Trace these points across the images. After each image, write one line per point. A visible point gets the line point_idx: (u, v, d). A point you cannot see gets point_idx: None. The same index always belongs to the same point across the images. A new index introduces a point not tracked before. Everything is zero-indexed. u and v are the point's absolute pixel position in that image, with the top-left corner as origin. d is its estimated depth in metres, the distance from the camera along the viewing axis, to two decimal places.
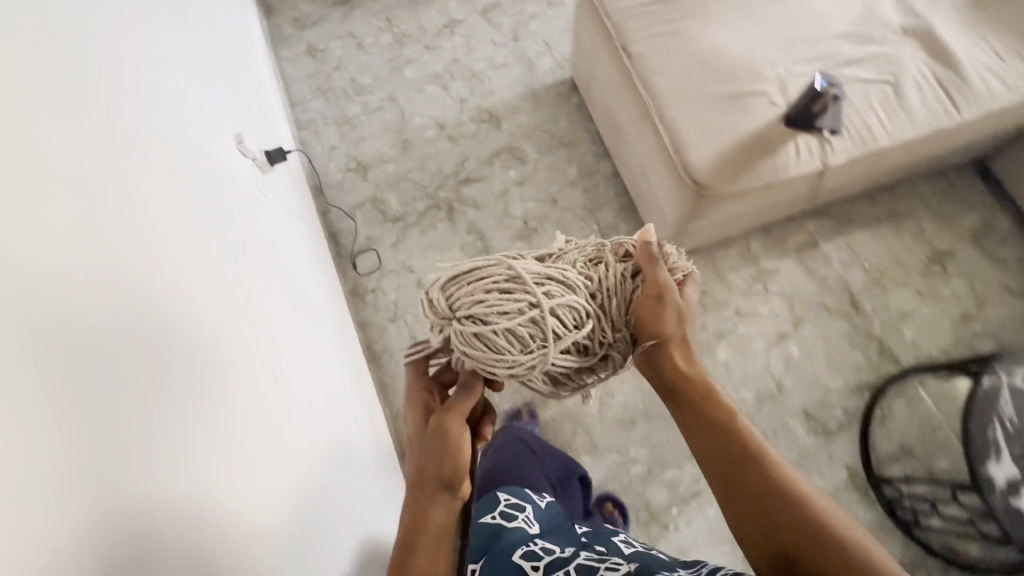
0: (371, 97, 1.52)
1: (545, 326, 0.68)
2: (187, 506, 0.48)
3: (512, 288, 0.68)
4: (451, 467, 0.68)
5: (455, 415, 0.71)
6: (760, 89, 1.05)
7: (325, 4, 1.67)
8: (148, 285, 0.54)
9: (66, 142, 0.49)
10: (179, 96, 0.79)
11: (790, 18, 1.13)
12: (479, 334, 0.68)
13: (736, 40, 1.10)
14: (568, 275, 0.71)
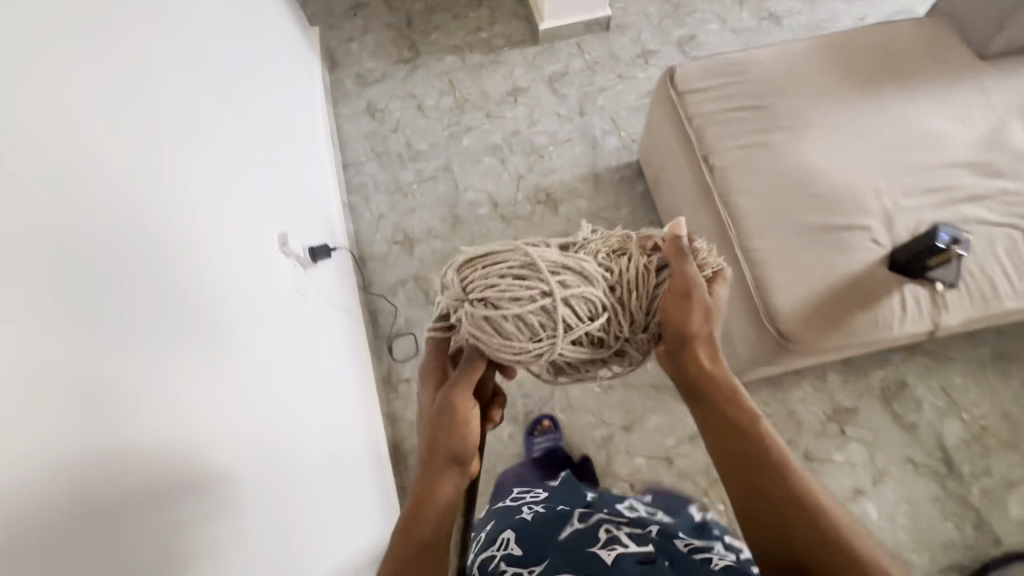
0: (426, 164, 1.47)
1: (557, 316, 0.63)
2: (178, 450, 0.51)
3: (526, 274, 0.63)
4: (461, 443, 0.64)
5: (466, 389, 0.66)
6: (864, 224, 0.92)
7: (390, 61, 1.64)
8: (158, 247, 0.57)
9: (102, 105, 0.53)
10: (219, 86, 0.84)
11: (900, 138, 1.00)
12: (489, 320, 0.63)
13: (836, 161, 0.98)
14: (586, 264, 0.66)
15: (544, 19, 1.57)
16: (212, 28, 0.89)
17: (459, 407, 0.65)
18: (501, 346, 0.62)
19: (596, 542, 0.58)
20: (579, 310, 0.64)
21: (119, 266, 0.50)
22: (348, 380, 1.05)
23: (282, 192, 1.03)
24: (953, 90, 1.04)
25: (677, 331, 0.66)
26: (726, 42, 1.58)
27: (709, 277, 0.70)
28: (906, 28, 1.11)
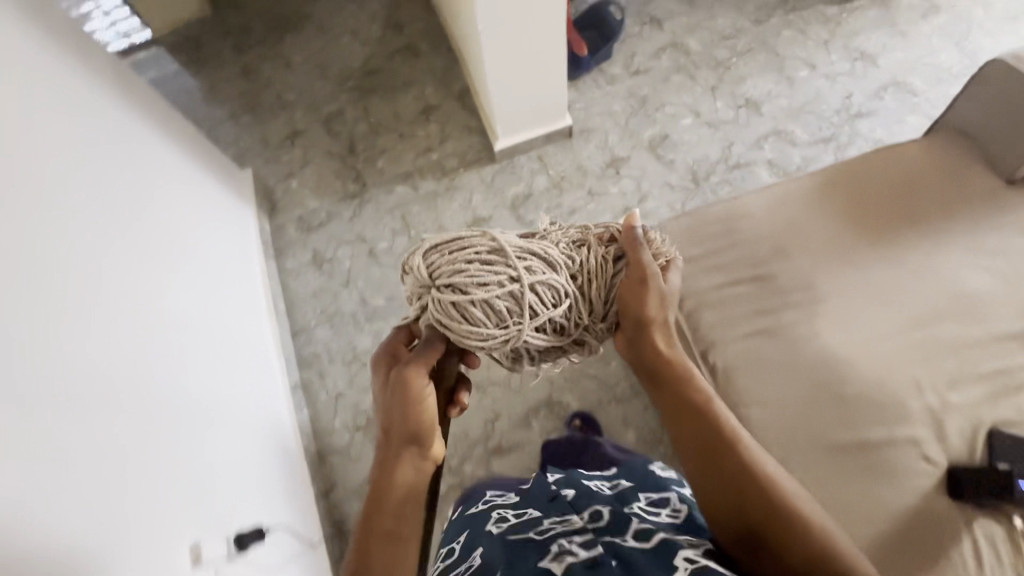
0: (384, 323, 1.31)
1: (522, 301, 0.70)
2: (60, 562, 0.55)
3: (493, 261, 0.70)
4: (415, 421, 0.69)
5: (415, 367, 0.70)
6: (913, 436, 0.75)
7: (334, 199, 1.48)
8: (67, 377, 0.66)
9: (14, 260, 0.66)
10: (138, 233, 0.97)
11: (934, 301, 0.83)
12: (457, 304, 0.69)
13: (864, 342, 0.81)
14: (551, 253, 0.73)
15: (498, 138, 1.42)
16: (139, 180, 1.04)
17: (408, 385, 0.69)
18: (471, 328, 0.68)
19: (547, 565, 0.58)
20: (545, 295, 0.72)
21: (24, 383, 0.59)
22: (288, 532, 0.99)
23: (216, 352, 1.05)
24: (981, 226, 0.88)
25: (637, 316, 0.72)
26: (703, 139, 1.42)
27: (661, 265, 0.78)
28: (915, 152, 0.95)
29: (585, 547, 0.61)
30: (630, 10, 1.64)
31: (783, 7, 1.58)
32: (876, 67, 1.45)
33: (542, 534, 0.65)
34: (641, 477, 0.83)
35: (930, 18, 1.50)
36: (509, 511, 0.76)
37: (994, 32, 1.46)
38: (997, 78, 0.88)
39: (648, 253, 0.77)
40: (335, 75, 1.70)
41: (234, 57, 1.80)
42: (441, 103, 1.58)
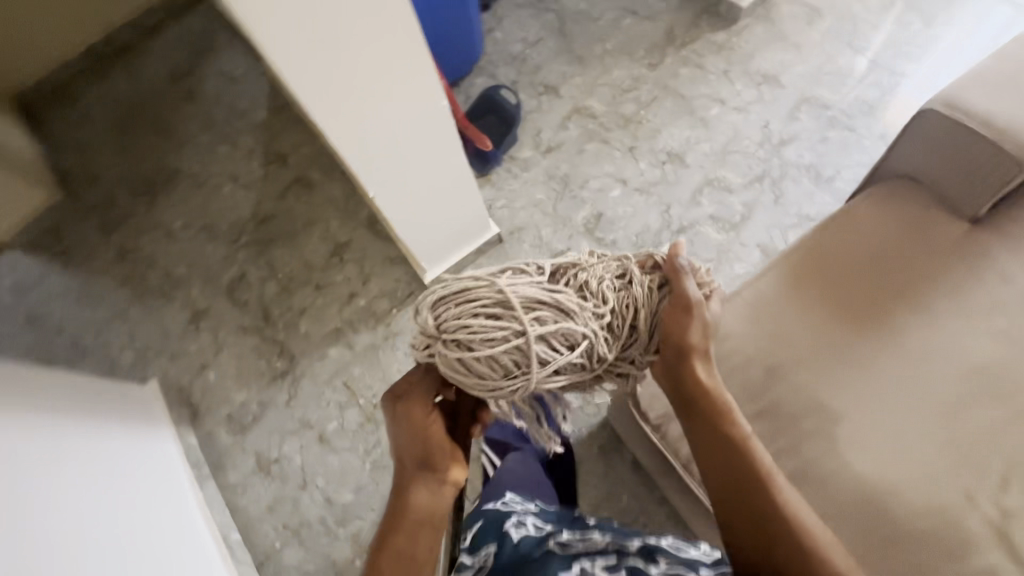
0: (361, 522, 1.14)
1: (530, 353, 0.67)
2: None
3: (500, 314, 0.68)
4: (424, 450, 0.73)
5: (416, 400, 0.73)
6: (991, 566, 0.68)
7: (263, 383, 1.29)
8: None
9: None
10: (50, 556, 0.75)
11: (952, 385, 0.76)
12: (462, 358, 0.68)
13: (899, 460, 0.73)
14: (566, 302, 0.70)
15: (424, 270, 1.29)
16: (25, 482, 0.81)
17: (411, 418, 0.73)
18: (473, 384, 0.67)
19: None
20: (556, 344, 0.68)
21: None
22: None
23: None
24: (965, 287, 0.82)
25: (675, 349, 0.72)
26: (639, 209, 1.33)
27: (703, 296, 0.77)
28: (871, 214, 0.88)
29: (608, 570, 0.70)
30: (522, 84, 1.55)
31: (673, 45, 1.53)
32: (783, 87, 1.41)
33: (563, 548, 0.74)
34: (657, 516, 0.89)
35: (815, 24, 1.48)
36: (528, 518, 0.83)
37: (878, 25, 1.45)
38: (933, 129, 0.82)
39: (692, 282, 0.74)
40: (226, 232, 1.50)
41: (104, 239, 1.56)
42: (351, 236, 1.42)
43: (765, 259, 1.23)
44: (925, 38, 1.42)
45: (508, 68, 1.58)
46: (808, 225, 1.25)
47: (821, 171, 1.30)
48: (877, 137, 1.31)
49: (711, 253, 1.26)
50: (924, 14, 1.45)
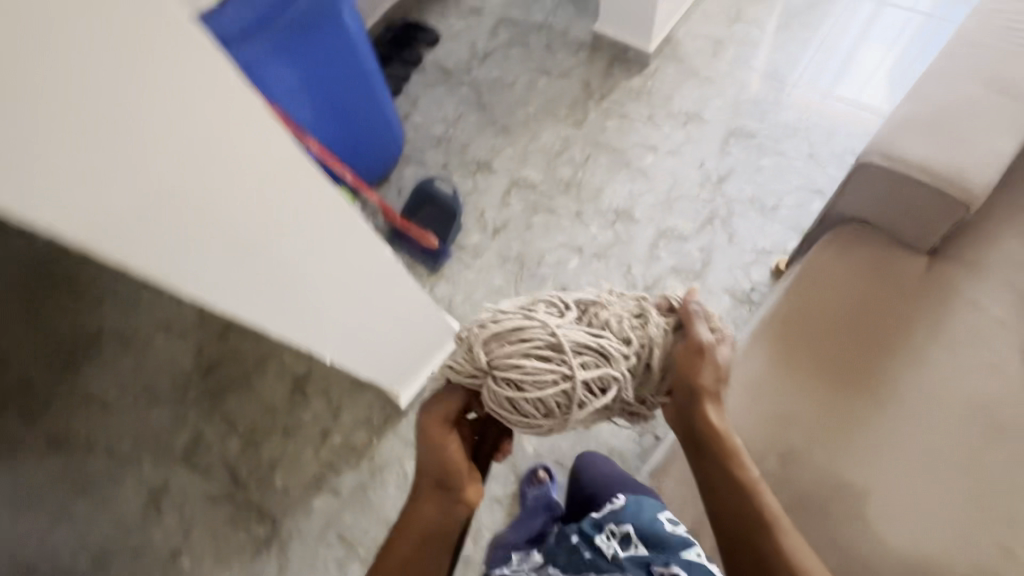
0: None
1: (577, 397, 0.66)
2: None
3: (552, 356, 0.66)
4: (438, 467, 0.71)
5: (433, 417, 0.72)
6: None
7: (247, 558, 1.17)
8: None
9: None
10: None
11: (958, 430, 0.76)
12: (511, 397, 0.65)
13: (927, 527, 0.73)
14: (611, 346, 0.67)
15: (399, 392, 1.20)
16: None
17: (430, 432, 0.71)
18: (519, 425, 0.65)
19: None
20: (598, 386, 0.67)
21: None
22: None
23: None
24: (945, 321, 0.82)
25: (687, 392, 0.71)
26: (599, 276, 1.30)
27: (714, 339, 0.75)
28: (841, 267, 0.87)
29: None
30: (453, 167, 1.51)
31: (593, 98, 1.53)
32: (707, 124, 1.43)
33: None
34: (648, 519, 0.79)
35: (721, 54, 1.52)
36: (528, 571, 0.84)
37: (778, 47, 1.51)
38: (876, 179, 0.81)
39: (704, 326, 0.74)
40: (169, 391, 1.36)
41: (27, 430, 1.38)
42: (310, 367, 1.32)
43: (734, 302, 1.23)
44: (822, 51, 1.49)
45: (435, 153, 1.54)
46: (766, 258, 1.26)
47: (764, 201, 1.32)
48: (806, 157, 1.35)
49: None
50: (815, 30, 1.52)
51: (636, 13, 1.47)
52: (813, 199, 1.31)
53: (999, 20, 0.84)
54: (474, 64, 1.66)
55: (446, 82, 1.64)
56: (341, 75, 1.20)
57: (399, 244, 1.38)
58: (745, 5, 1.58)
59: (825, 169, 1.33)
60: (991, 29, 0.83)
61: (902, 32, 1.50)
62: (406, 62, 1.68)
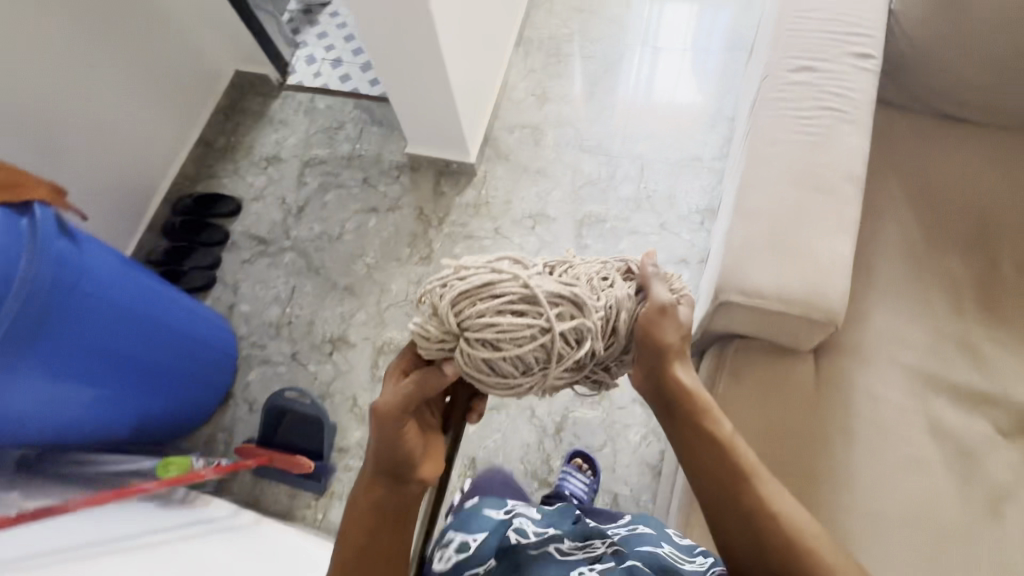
0: None
1: (556, 351, 0.60)
2: None
3: (526, 311, 0.58)
4: (392, 454, 0.61)
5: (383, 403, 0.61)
6: None
7: None
8: None
9: None
10: None
11: (910, 541, 0.72)
12: (486, 359, 0.59)
13: None
14: (586, 294, 0.62)
15: None
16: None
17: (380, 418, 0.61)
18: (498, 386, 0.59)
19: None
20: (574, 340, 0.61)
21: None
22: None
23: None
24: (852, 434, 0.78)
25: (657, 353, 0.65)
26: (507, 431, 1.16)
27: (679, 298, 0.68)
28: (743, 390, 0.80)
29: (605, 570, 0.64)
30: (304, 354, 1.29)
31: (432, 226, 1.39)
32: (555, 221, 1.36)
33: (563, 555, 0.67)
34: (660, 527, 0.76)
35: (542, 142, 1.47)
36: (531, 525, 0.73)
37: (594, 119, 1.48)
38: (735, 313, 0.76)
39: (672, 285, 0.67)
40: None
41: None
42: None
43: (648, 411, 1.15)
44: (634, 113, 1.47)
45: (278, 341, 1.32)
46: None
47: None
48: (659, 229, 1.32)
49: (600, 436, 1.14)
50: (620, 91, 1.51)
51: (442, 130, 1.36)
52: (680, 270, 1.28)
53: (788, 113, 0.82)
54: (291, 222, 1.46)
55: (265, 252, 1.43)
56: (94, 334, 0.93)
57: (272, 475, 1.16)
58: (547, 83, 1.55)
59: (679, 235, 1.31)
60: (784, 124, 0.82)
61: (700, 70, 1.52)
62: (209, 244, 1.44)
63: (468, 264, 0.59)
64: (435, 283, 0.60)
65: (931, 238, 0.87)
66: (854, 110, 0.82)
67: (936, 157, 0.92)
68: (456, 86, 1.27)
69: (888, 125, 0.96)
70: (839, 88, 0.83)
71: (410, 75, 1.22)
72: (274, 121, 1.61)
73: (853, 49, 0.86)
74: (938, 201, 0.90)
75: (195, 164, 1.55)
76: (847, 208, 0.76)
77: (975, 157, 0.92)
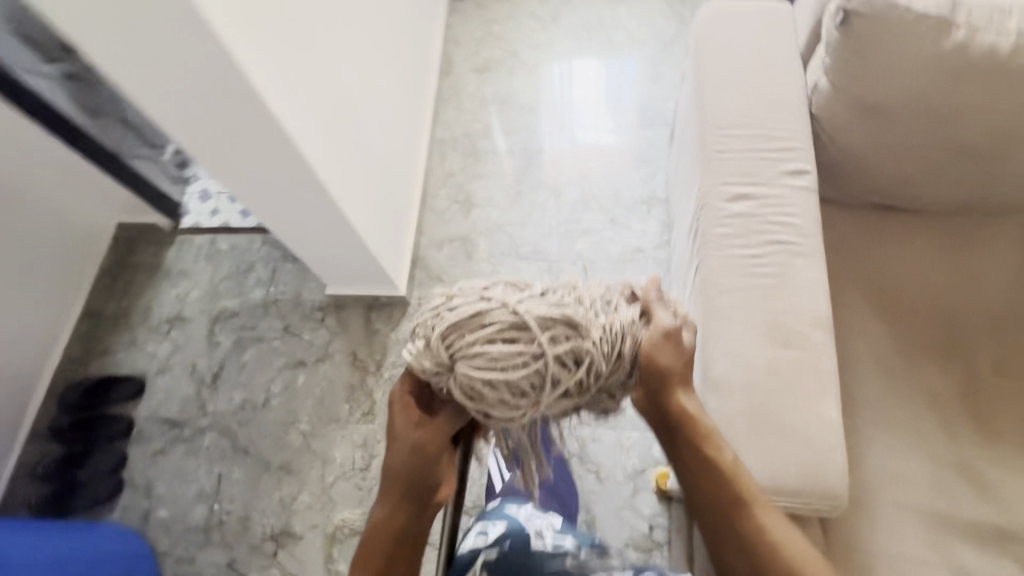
0: None
1: (556, 379, 0.54)
2: None
3: (522, 337, 0.53)
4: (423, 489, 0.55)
5: (415, 434, 0.55)
6: None
7: None
8: None
9: None
10: None
11: None
12: (478, 390, 0.53)
13: None
14: (586, 314, 0.56)
15: None
16: None
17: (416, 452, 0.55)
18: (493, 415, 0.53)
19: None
20: (577, 364, 0.55)
21: None
22: None
23: None
24: None
25: (659, 377, 0.57)
26: None
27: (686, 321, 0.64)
28: None
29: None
30: (244, 561, 1.11)
31: (370, 373, 1.25)
32: None
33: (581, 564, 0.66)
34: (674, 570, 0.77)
35: (475, 255, 1.36)
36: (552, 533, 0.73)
37: (525, 220, 1.39)
38: None
39: (678, 306, 0.63)
40: None
41: None
42: None
43: (643, 556, 1.04)
44: (564, 207, 1.40)
45: (210, 548, 1.13)
46: (645, 480, 1.09)
47: None
48: None
49: None
50: (546, 184, 1.44)
51: (362, 269, 1.23)
52: None
53: (737, 254, 0.75)
54: (206, 394, 1.27)
55: (179, 437, 1.23)
56: None
57: None
58: (469, 187, 1.46)
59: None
60: (734, 268, 0.74)
61: (624, 150, 1.46)
62: (110, 443, 1.24)
63: (458, 294, 0.55)
64: (425, 315, 0.56)
65: (902, 352, 0.82)
66: (804, 240, 0.75)
67: (886, 254, 0.89)
68: (364, 224, 1.14)
69: (832, 228, 0.91)
70: (782, 216, 0.77)
71: (309, 225, 1.07)
72: (170, 274, 1.42)
73: (785, 168, 0.80)
74: (900, 306, 0.85)
75: (83, 343, 1.35)
76: (823, 361, 0.68)
77: (924, 250, 0.88)
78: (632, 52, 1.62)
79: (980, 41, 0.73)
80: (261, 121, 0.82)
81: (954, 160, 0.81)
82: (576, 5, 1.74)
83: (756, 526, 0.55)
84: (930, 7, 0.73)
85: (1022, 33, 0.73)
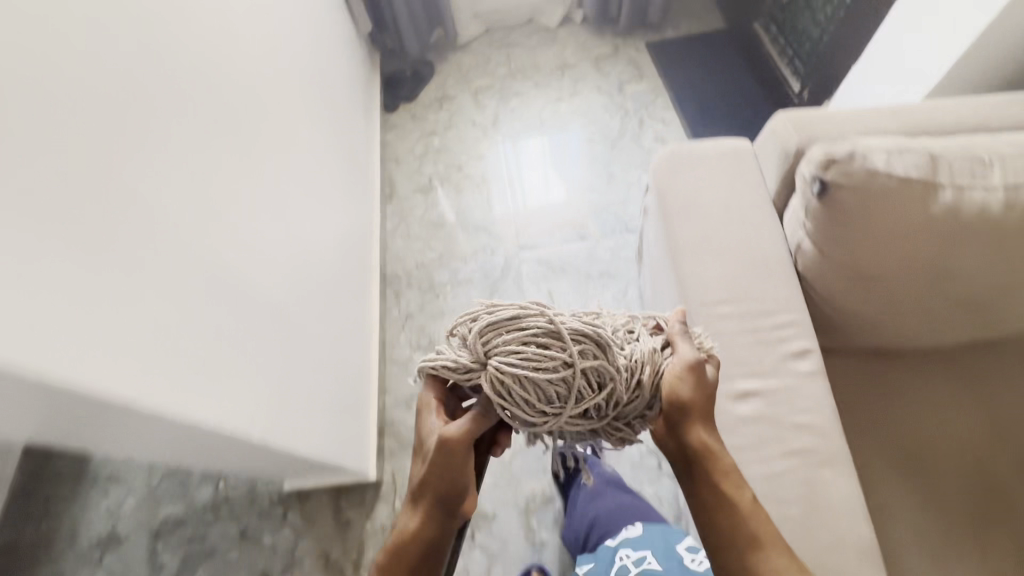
0: None
1: (575, 388, 0.59)
2: None
3: (550, 344, 0.59)
4: (444, 482, 0.60)
5: (435, 431, 0.61)
6: None
7: None
8: None
9: None
10: None
11: None
12: (506, 386, 0.59)
13: None
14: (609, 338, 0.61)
15: None
16: None
17: (435, 446, 0.61)
18: (512, 411, 0.59)
19: None
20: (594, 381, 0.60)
21: None
22: None
23: None
24: None
25: (679, 408, 0.60)
26: None
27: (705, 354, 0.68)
28: None
29: None
30: None
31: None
32: (494, 517, 1.12)
33: None
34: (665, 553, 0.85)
35: None
36: None
37: None
38: None
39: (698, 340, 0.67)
40: None
41: None
42: None
43: None
44: None
45: None
46: None
47: None
48: None
49: None
50: None
51: (339, 467, 1.04)
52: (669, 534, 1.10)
53: (756, 475, 0.65)
54: None
55: None
56: None
57: None
58: (431, 328, 1.34)
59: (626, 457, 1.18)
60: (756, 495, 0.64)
61: (591, 264, 1.39)
62: None
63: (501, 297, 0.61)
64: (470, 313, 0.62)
65: (946, 528, 0.75)
66: (826, 444, 0.66)
67: (905, 408, 0.81)
68: (330, 425, 0.97)
69: (843, 389, 0.83)
70: (795, 416, 0.68)
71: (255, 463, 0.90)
72: (98, 480, 1.22)
73: (786, 352, 0.71)
74: (931, 470, 0.78)
75: None
76: None
77: (943, 398, 0.81)
78: (581, 153, 1.57)
79: (969, 200, 0.67)
80: (206, 440, 0.64)
81: (958, 312, 0.75)
82: (516, 108, 1.68)
83: (763, 566, 0.56)
84: (911, 169, 0.68)
85: (1010, 188, 0.67)
